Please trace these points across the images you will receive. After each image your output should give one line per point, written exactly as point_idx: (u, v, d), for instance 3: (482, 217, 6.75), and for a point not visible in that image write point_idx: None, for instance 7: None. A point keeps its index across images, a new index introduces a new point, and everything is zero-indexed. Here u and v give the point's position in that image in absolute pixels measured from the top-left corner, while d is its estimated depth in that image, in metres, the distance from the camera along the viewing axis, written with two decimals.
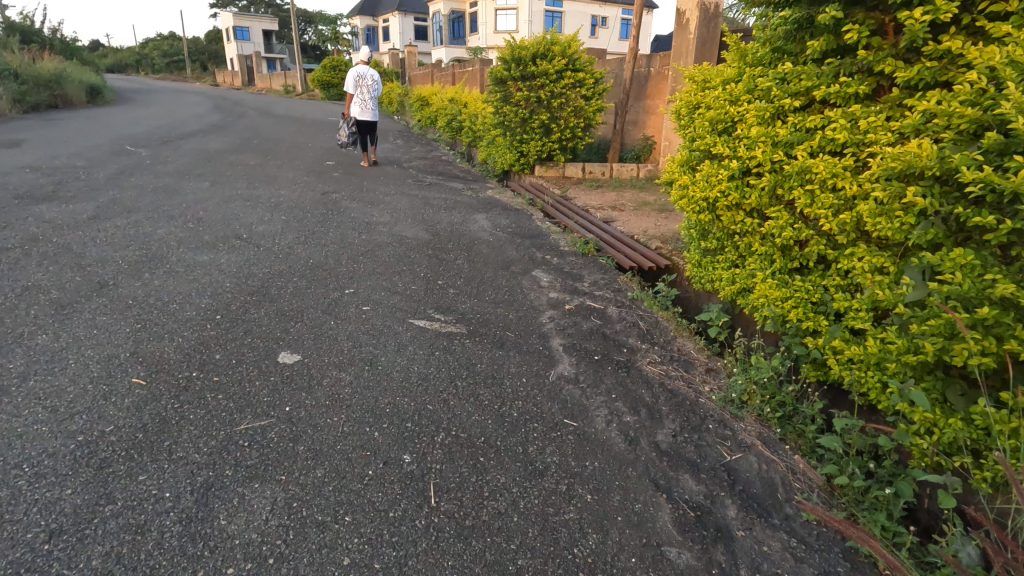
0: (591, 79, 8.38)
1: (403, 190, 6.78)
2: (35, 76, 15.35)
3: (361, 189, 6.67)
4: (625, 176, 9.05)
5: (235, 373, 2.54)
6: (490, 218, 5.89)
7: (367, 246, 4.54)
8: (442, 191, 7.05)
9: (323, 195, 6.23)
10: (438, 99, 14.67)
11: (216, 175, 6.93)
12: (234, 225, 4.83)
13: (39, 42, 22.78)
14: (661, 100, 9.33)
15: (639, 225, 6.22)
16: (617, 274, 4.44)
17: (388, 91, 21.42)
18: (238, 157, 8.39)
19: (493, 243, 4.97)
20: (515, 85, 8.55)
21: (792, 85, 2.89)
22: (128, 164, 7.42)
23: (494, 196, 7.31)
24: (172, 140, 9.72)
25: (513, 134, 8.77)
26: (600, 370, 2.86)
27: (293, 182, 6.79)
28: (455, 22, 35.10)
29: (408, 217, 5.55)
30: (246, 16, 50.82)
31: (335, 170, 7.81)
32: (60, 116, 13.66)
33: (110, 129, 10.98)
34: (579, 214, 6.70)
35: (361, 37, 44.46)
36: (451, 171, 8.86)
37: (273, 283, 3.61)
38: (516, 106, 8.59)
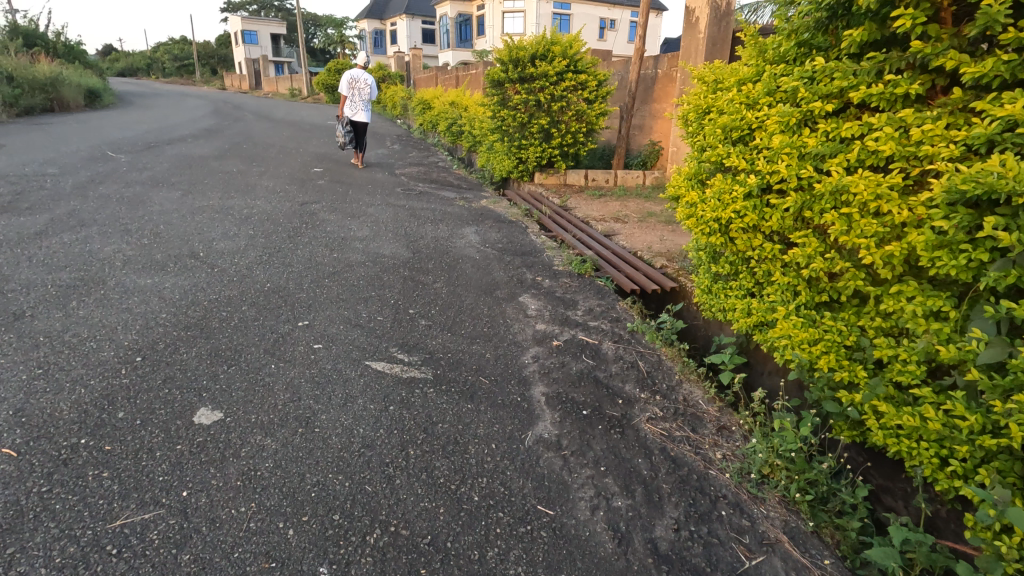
0: (594, 81, 7.89)
1: (388, 201, 6.31)
2: (31, 79, 15.13)
3: (344, 200, 6.21)
4: (630, 184, 8.59)
5: (134, 439, 2.06)
6: (479, 232, 5.40)
7: (336, 267, 4.08)
8: (431, 201, 6.59)
9: (301, 206, 5.78)
10: (439, 102, 14.24)
11: (192, 184, 6.51)
12: (193, 241, 4.39)
13: (42, 46, 22.70)
14: (668, 104, 8.82)
15: (644, 239, 5.71)
16: (615, 299, 3.93)
17: (392, 95, 21.07)
18: (221, 164, 7.97)
19: (478, 262, 4.48)
20: (513, 88, 8.06)
21: (823, 86, 2.39)
22: (102, 172, 7.02)
23: (488, 205, 6.84)
24: (157, 146, 9.35)
25: (511, 140, 8.29)
26: (588, 431, 2.36)
27: (273, 191, 6.36)
28: (461, 26, 34.78)
29: (388, 231, 5.09)
30: (255, 20, 50.86)
31: (321, 178, 7.37)
32: (52, 120, 13.36)
33: (98, 134, 10.66)
34: (579, 226, 6.20)
35: (368, 41, 44.30)
36: (445, 178, 8.40)
37: (217, 314, 3.15)
38: (514, 110, 8.09)
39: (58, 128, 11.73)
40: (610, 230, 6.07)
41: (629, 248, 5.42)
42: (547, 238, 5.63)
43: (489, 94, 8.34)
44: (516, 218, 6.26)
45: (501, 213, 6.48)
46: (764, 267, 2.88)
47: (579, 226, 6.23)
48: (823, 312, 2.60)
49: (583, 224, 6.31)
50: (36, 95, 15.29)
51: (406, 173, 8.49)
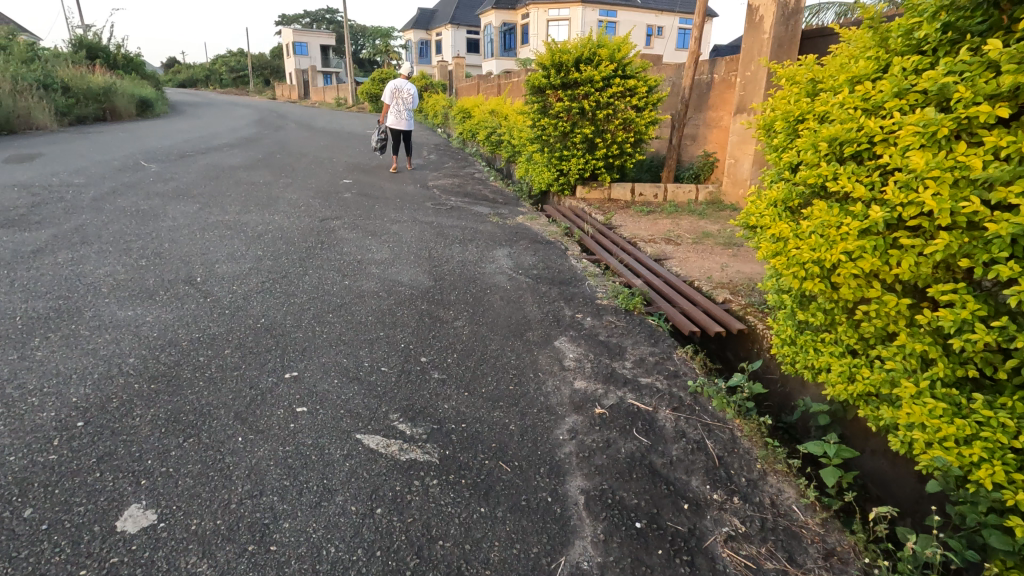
0: (644, 87, 7.20)
1: (415, 217, 5.81)
2: (86, 90, 15.61)
3: (368, 215, 5.74)
4: (681, 199, 8.03)
5: (28, 557, 1.54)
6: (512, 255, 4.81)
7: (346, 297, 3.56)
8: (462, 217, 6.05)
9: (321, 223, 5.33)
10: (479, 111, 13.80)
11: (213, 197, 6.19)
12: (195, 264, 3.97)
13: (103, 57, 23.67)
14: (725, 112, 8.06)
15: (700, 266, 4.99)
16: (672, 346, 3.25)
17: (433, 104, 20.83)
18: (250, 175, 7.67)
19: (508, 293, 3.88)
20: (555, 95, 7.43)
21: (994, 83, 1.68)
22: (127, 183, 6.80)
23: (524, 222, 6.26)
24: (191, 156, 9.21)
25: (551, 150, 7.67)
26: (644, 561, 1.71)
27: (295, 205, 5.97)
28: (506, 35, 34.52)
29: (411, 254, 4.57)
30: (306, 32, 52.28)
31: (348, 191, 6.95)
32: (101, 129, 13.59)
33: (138, 143, 10.69)
34: (624, 247, 5.53)
35: (414, 51, 44.75)
36: (480, 191, 7.86)
37: (193, 360, 2.65)
38: (556, 119, 7.45)
39: (103, 137, 11.84)
40: (661, 253, 5.37)
41: (684, 275, 4.72)
42: (589, 261, 5.00)
43: (528, 101, 7.70)
44: (554, 237, 5.64)
45: (538, 230, 5.87)
46: (879, 325, 2.18)
47: (625, 246, 5.57)
48: (973, 394, 1.90)
49: (630, 244, 5.65)
50: (89, 105, 15.69)
51: (439, 185, 8.01)
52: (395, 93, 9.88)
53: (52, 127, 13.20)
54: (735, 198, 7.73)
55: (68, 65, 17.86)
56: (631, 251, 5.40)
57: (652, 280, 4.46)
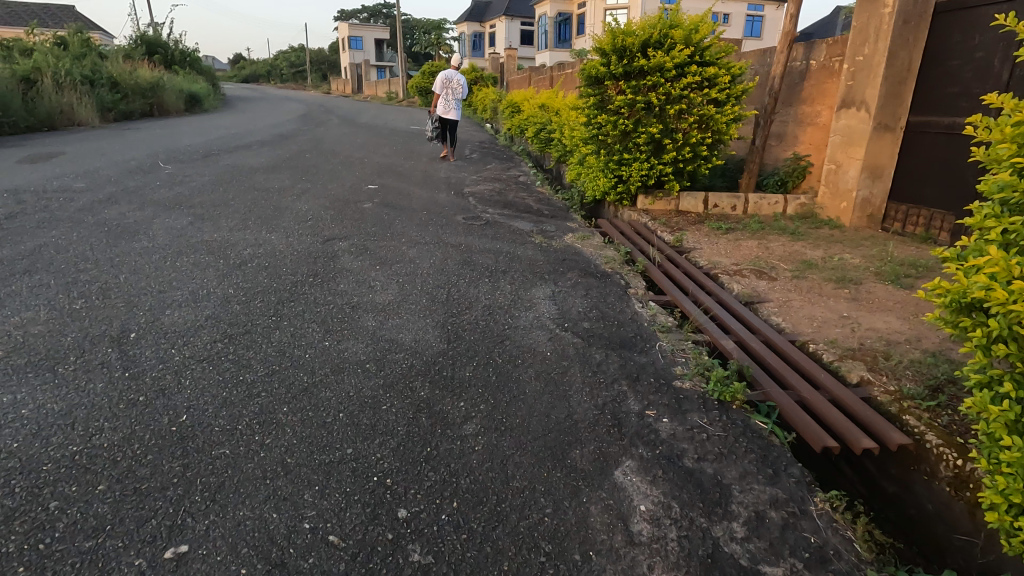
0: (726, 76, 5.89)
1: (439, 236, 4.78)
2: (134, 86, 15.60)
3: (384, 234, 4.75)
4: (764, 211, 6.70)
5: None
6: (555, 296, 3.69)
7: (318, 369, 2.55)
8: (496, 236, 4.98)
9: (324, 244, 4.40)
10: (529, 104, 12.67)
11: (213, 207, 5.39)
12: (143, 307, 3.09)
13: (162, 53, 24.09)
14: (824, 106, 6.63)
15: (811, 316, 3.70)
16: (803, 484, 2.04)
17: (483, 97, 19.83)
18: (266, 179, 6.89)
19: (546, 365, 2.76)
20: (616, 87, 6.18)
21: None
22: (131, 188, 6.13)
23: (573, 242, 5.13)
24: (214, 156, 8.57)
25: (609, 152, 6.46)
26: None
27: (302, 220, 5.06)
28: (562, 25, 33.09)
29: (425, 293, 3.53)
30: (361, 26, 52.52)
31: (369, 200, 6.02)
32: (143, 125, 13.38)
33: (167, 141, 10.22)
34: (701, 280, 4.31)
35: (467, 44, 44.01)
36: (522, 199, 6.76)
37: (35, 508, 1.68)
38: (616, 116, 6.21)
39: (138, 134, 11.50)
40: (753, 293, 4.10)
41: (791, 331, 3.47)
42: (658, 305, 3.83)
43: (583, 93, 6.47)
44: (610, 265, 4.47)
45: (590, 255, 4.72)
46: None
47: (701, 280, 4.32)
48: None
49: (705, 276, 4.40)
50: (136, 100, 15.65)
51: (476, 191, 6.98)
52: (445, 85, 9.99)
53: (94, 123, 13.04)
54: (835, 212, 6.39)
55: (122, 61, 17.99)
56: (710, 288, 4.17)
57: (749, 341, 3.25)
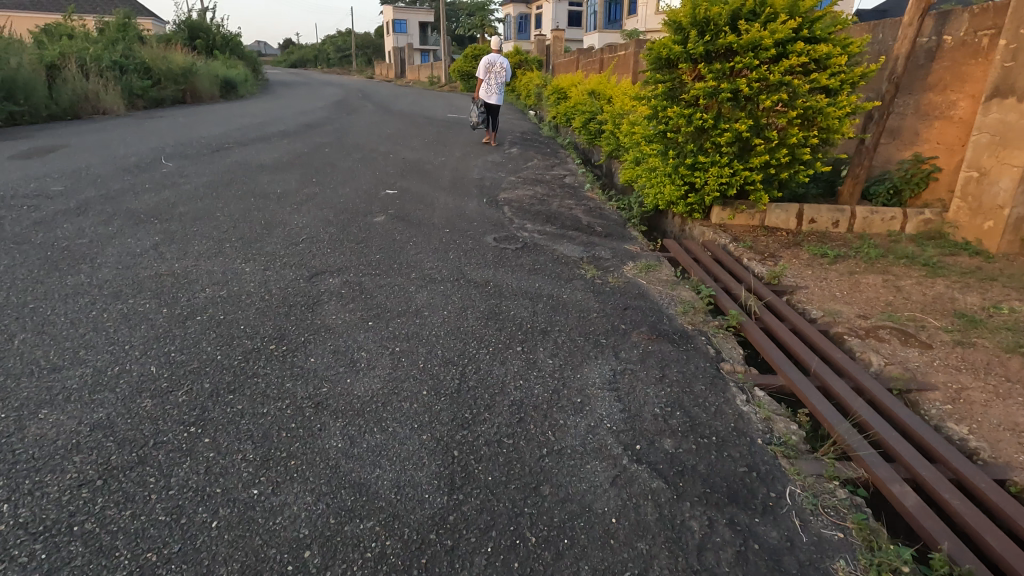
0: (842, 56, 4.49)
1: (461, 269, 3.69)
2: (167, 72, 15.13)
3: (390, 264, 3.70)
4: (875, 229, 5.31)
5: None
6: (616, 379, 2.54)
7: (220, 566, 1.50)
8: (534, 268, 3.85)
9: (308, 281, 3.37)
10: (578, 89, 11.36)
11: (194, 220, 4.47)
12: (9, 403, 2.11)
13: (203, 38, 23.82)
14: (962, 95, 5.13)
15: (1014, 428, 2.41)
16: None
17: (526, 82, 18.55)
18: (271, 182, 5.95)
19: (610, 553, 1.63)
20: (693, 71, 4.87)
21: None
22: (113, 193, 5.30)
23: (635, 277, 3.94)
24: (225, 151, 7.72)
25: (679, 154, 5.18)
26: None
27: (292, 242, 4.06)
28: (612, 5, 31.21)
29: (429, 374, 2.45)
30: (405, 9, 51.75)
31: (382, 212, 4.98)
32: (169, 114, 12.79)
33: (184, 132, 9.48)
34: (822, 347, 3.06)
35: (513, 27, 42.54)
36: (568, 209, 5.58)
37: None
38: (691, 107, 4.91)
39: (158, 124, 10.87)
40: (904, 373, 2.83)
41: (993, 461, 2.21)
42: (767, 394, 2.63)
43: (648, 79, 5.18)
44: (690, 319, 3.27)
45: (660, 300, 3.53)
46: None
47: (821, 346, 3.07)
48: None
49: (826, 340, 3.15)
50: (168, 86, 15.19)
51: (513, 199, 5.85)
52: (488, 68, 10.27)
53: (119, 110, 12.52)
54: (975, 233, 4.91)
55: (158, 46, 17.64)
56: (836, 362, 2.93)
57: (936, 486, 2.03)
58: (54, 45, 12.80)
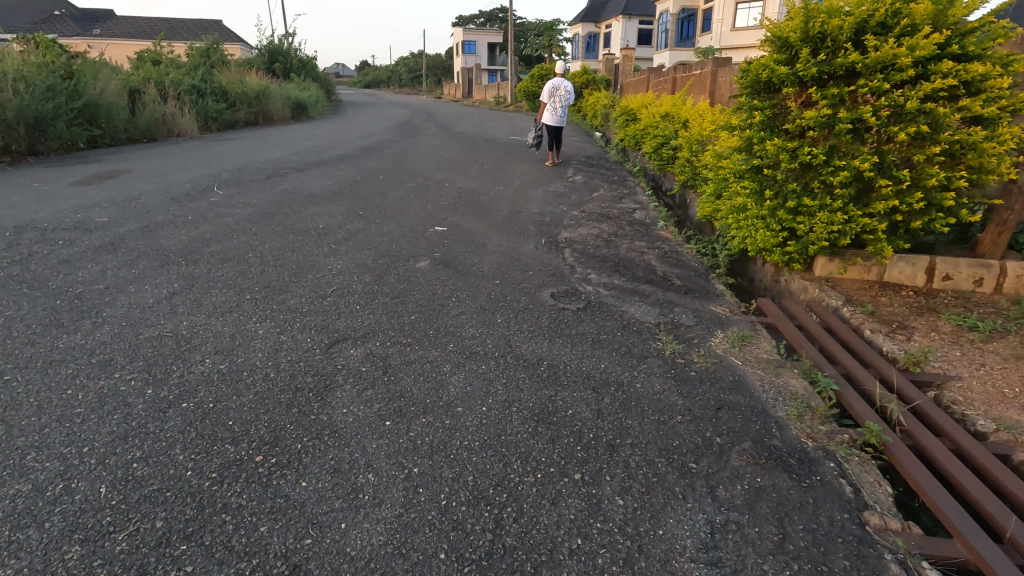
0: (1004, 78, 3.52)
1: (509, 340, 3.03)
2: (242, 95, 15.68)
3: (424, 329, 3.11)
4: None
5: None
6: (714, 543, 1.79)
7: None
8: (598, 340, 3.14)
9: (325, 351, 2.82)
10: (649, 111, 10.57)
11: (222, 263, 4.08)
12: None
13: (282, 62, 24.91)
14: None
15: None
16: None
17: (593, 102, 17.91)
18: (315, 215, 5.58)
19: None
20: (799, 96, 4.05)
21: None
22: (154, 226, 5.06)
23: (727, 355, 3.14)
24: (278, 178, 7.52)
25: (778, 194, 4.33)
26: None
27: (320, 293, 3.57)
28: (685, 22, 30.14)
29: (452, 520, 1.79)
30: (475, 31, 52.71)
31: (427, 255, 4.44)
32: (239, 136, 13.07)
33: (245, 157, 9.48)
34: (1011, 490, 2.16)
35: (581, 46, 42.22)
36: (639, 254, 4.83)
37: None
38: (796, 139, 4.08)
39: (224, 147, 11.02)
40: None
41: None
42: (942, 575, 1.79)
43: (742, 105, 4.38)
44: (806, 430, 2.44)
45: (762, 395, 2.72)
46: None
47: (1008, 488, 2.17)
48: None
49: (1015, 478, 2.23)
50: (241, 109, 15.68)
51: (575, 239, 5.16)
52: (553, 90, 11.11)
53: (193, 133, 12.92)
54: None
55: (237, 71, 18.40)
56: None
57: None
58: (138, 71, 13.42)
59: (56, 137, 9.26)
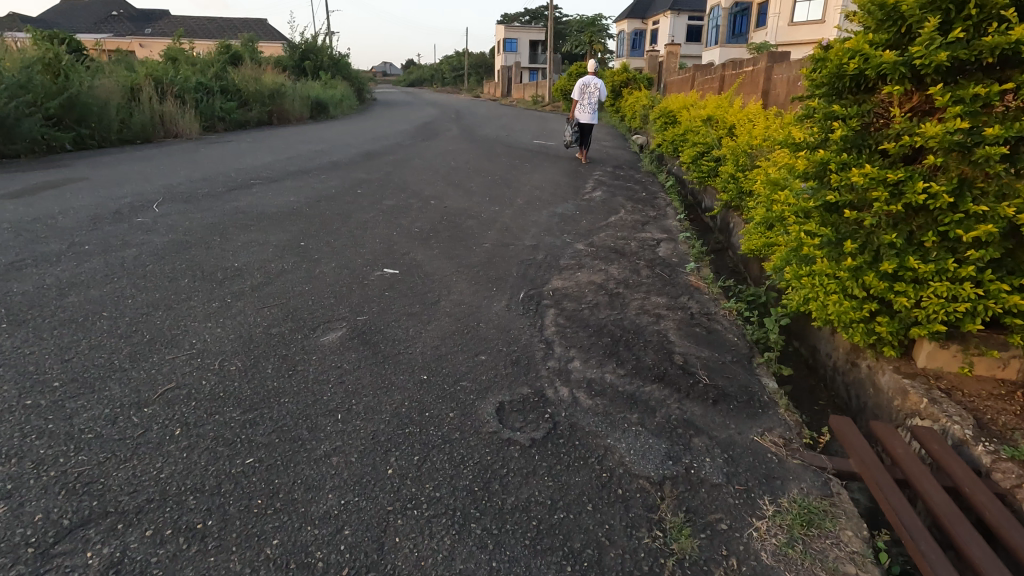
0: None
1: (382, 532, 1.73)
2: (255, 93, 14.95)
3: (250, 495, 1.85)
4: None
5: None
6: None
7: None
8: (546, 528, 1.80)
9: (43, 552, 1.60)
10: (690, 113, 9.02)
11: (54, 328, 2.94)
12: None
13: (312, 60, 24.40)
14: None
15: None
16: None
17: (631, 103, 16.34)
18: (242, 246, 4.42)
19: None
20: (910, 98, 2.58)
21: None
22: (32, 259, 4.01)
23: (780, 570, 1.73)
24: (239, 191, 6.44)
25: (866, 246, 2.87)
26: None
27: (140, 398, 2.35)
28: (738, 16, 27.91)
29: None
30: (517, 29, 51.55)
31: (347, 319, 3.17)
32: (242, 138, 12.23)
33: (226, 162, 8.52)
34: None
35: (626, 44, 40.34)
36: (652, 322, 3.43)
37: None
38: (900, 166, 2.62)
39: (215, 150, 10.12)
40: None
41: None
42: None
43: (813, 111, 2.92)
44: None
45: None
46: None
47: None
48: None
49: None
50: (253, 109, 14.90)
51: (567, 292, 3.80)
52: (582, 89, 10.01)
53: (193, 133, 12.17)
54: None
55: (258, 69, 17.70)
56: None
57: None
58: (144, 67, 12.80)
59: (26, 139, 8.52)
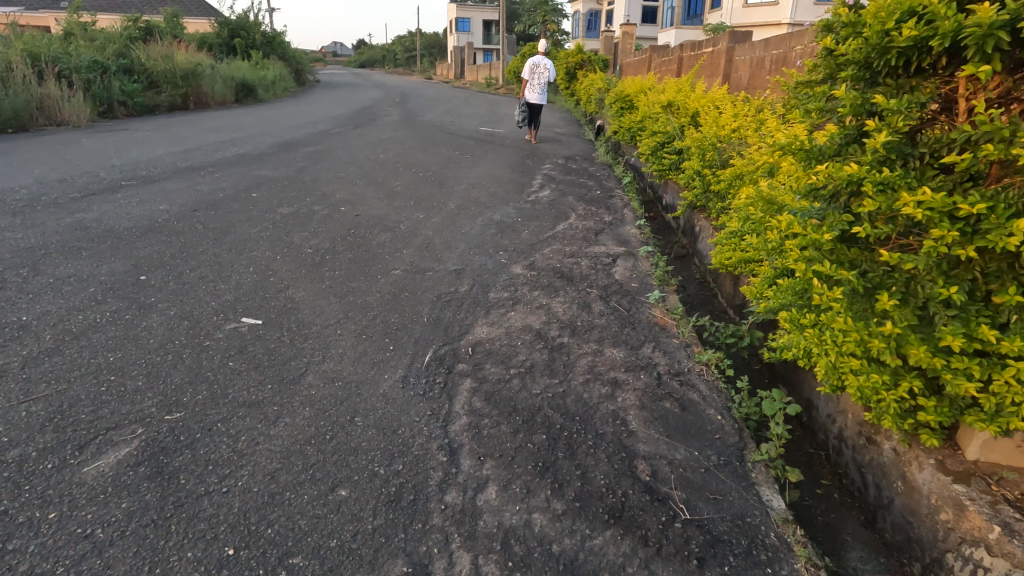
0: None
1: None
2: (164, 72, 13.18)
3: None
4: None
5: None
6: None
7: None
8: None
9: None
10: (648, 98, 8.09)
11: None
12: None
13: (243, 37, 22.34)
14: None
15: None
16: None
17: (587, 86, 15.34)
18: (49, 286, 3.20)
19: None
20: (988, 85, 1.69)
21: None
22: None
23: None
24: (97, 197, 5.13)
25: (910, 302, 1.97)
26: None
27: None
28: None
29: None
30: (470, 8, 49.66)
31: (146, 423, 2.08)
32: (144, 125, 10.63)
33: (103, 157, 7.09)
34: None
35: (582, 25, 39.23)
36: (605, 397, 2.47)
37: None
38: (973, 190, 1.72)
39: (101, 140, 8.56)
40: None
41: None
42: None
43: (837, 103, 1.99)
44: None
45: None
46: None
47: None
48: None
49: None
50: (163, 91, 13.15)
51: (493, 348, 2.80)
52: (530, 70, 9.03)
53: (84, 120, 10.49)
54: None
55: (172, 44, 15.75)
56: None
57: None
58: (21, 41, 10.93)
59: None
